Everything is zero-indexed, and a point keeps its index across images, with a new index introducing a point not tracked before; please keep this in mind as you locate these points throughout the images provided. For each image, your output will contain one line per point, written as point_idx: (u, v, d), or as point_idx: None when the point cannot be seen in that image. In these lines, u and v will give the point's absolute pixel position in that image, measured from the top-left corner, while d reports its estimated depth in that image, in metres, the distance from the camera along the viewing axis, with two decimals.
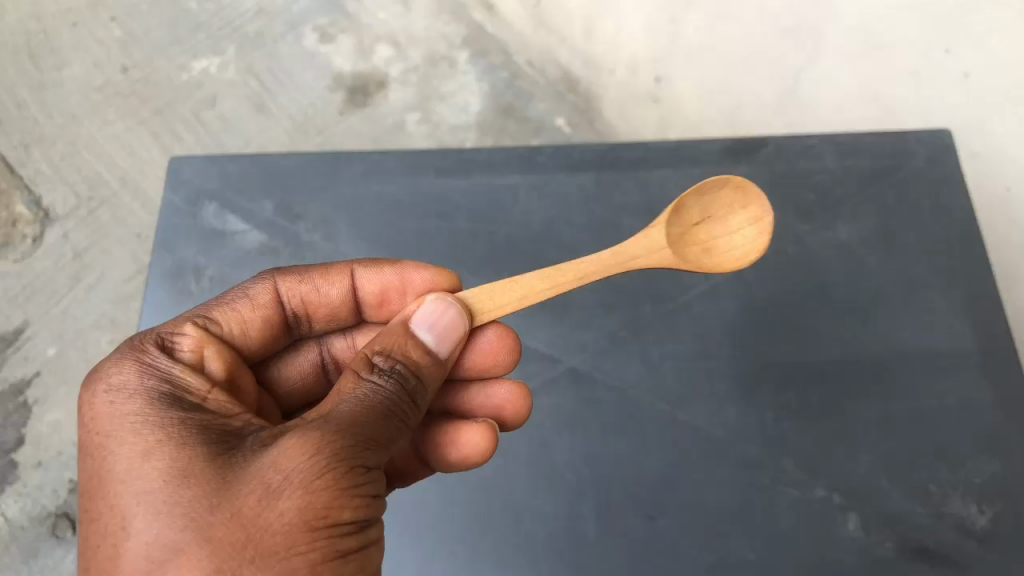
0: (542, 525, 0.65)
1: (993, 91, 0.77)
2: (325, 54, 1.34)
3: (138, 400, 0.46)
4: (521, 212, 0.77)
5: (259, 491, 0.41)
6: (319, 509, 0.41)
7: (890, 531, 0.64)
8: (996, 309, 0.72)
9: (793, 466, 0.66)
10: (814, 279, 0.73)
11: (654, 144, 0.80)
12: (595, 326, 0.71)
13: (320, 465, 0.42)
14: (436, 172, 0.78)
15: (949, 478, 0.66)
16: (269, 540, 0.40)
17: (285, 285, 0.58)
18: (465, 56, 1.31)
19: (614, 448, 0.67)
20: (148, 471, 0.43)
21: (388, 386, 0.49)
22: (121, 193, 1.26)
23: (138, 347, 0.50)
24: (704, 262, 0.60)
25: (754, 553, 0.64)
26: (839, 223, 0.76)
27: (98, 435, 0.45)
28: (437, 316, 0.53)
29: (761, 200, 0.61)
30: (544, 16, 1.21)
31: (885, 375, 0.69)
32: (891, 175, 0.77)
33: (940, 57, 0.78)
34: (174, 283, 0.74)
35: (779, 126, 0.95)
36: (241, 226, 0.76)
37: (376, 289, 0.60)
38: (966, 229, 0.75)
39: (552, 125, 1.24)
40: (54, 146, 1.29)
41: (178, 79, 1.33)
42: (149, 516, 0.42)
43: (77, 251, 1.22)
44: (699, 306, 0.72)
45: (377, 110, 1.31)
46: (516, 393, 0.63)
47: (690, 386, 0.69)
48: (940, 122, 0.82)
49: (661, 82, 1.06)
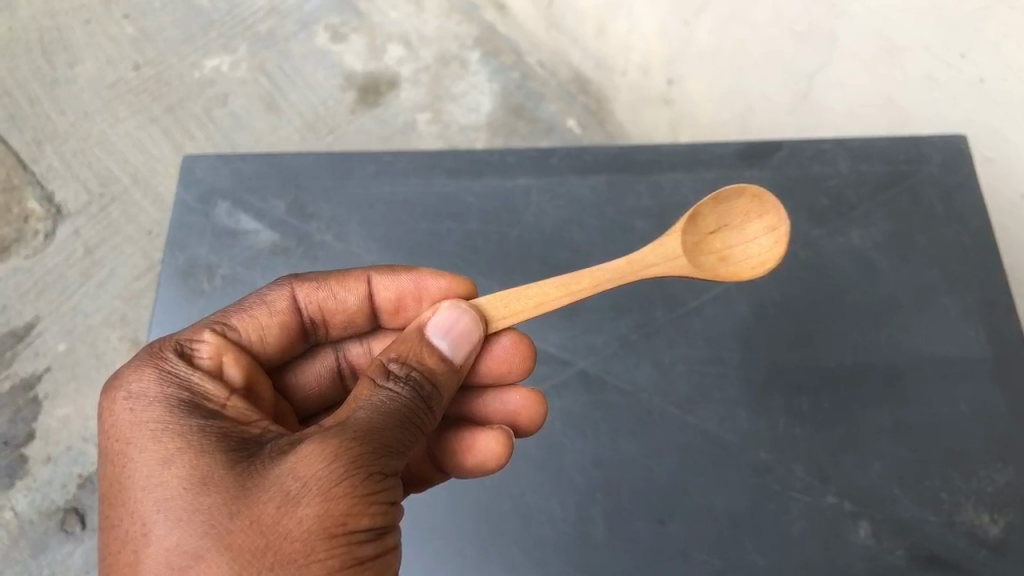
0: (552, 528, 0.65)
1: (1006, 98, 0.72)
2: (336, 53, 1.34)
3: (158, 407, 0.46)
4: (533, 213, 0.76)
5: (278, 498, 0.41)
6: (337, 517, 0.42)
7: (901, 539, 0.64)
8: (1009, 315, 0.71)
9: (804, 472, 0.66)
10: (827, 284, 0.73)
11: (666, 147, 0.79)
12: (606, 329, 0.71)
13: (339, 473, 0.42)
14: (448, 172, 0.78)
15: (961, 486, 0.65)
16: (289, 547, 0.40)
17: (302, 291, 0.58)
18: (477, 57, 1.32)
19: (624, 451, 0.67)
20: (168, 478, 0.43)
21: (405, 392, 0.49)
22: (132, 190, 1.26)
23: (158, 354, 0.50)
24: (720, 269, 0.60)
25: (763, 558, 0.64)
26: (853, 228, 0.75)
27: (119, 442, 0.45)
28: (451, 323, 0.53)
29: (778, 208, 0.60)
30: (556, 18, 1.22)
31: (897, 382, 0.69)
32: (905, 180, 0.77)
33: (955, 63, 0.73)
34: (186, 282, 0.73)
35: (791, 130, 0.94)
36: (254, 225, 0.76)
37: (392, 295, 0.60)
38: (980, 235, 0.75)
39: (564, 125, 1.27)
40: (67, 142, 1.29)
41: (190, 77, 1.34)
42: (169, 523, 0.42)
43: (88, 247, 1.23)
44: (710, 310, 0.72)
45: (388, 110, 1.31)
46: (531, 400, 0.62)
47: (701, 390, 0.69)
48: (954, 127, 0.79)
49: (672, 84, 1.07)
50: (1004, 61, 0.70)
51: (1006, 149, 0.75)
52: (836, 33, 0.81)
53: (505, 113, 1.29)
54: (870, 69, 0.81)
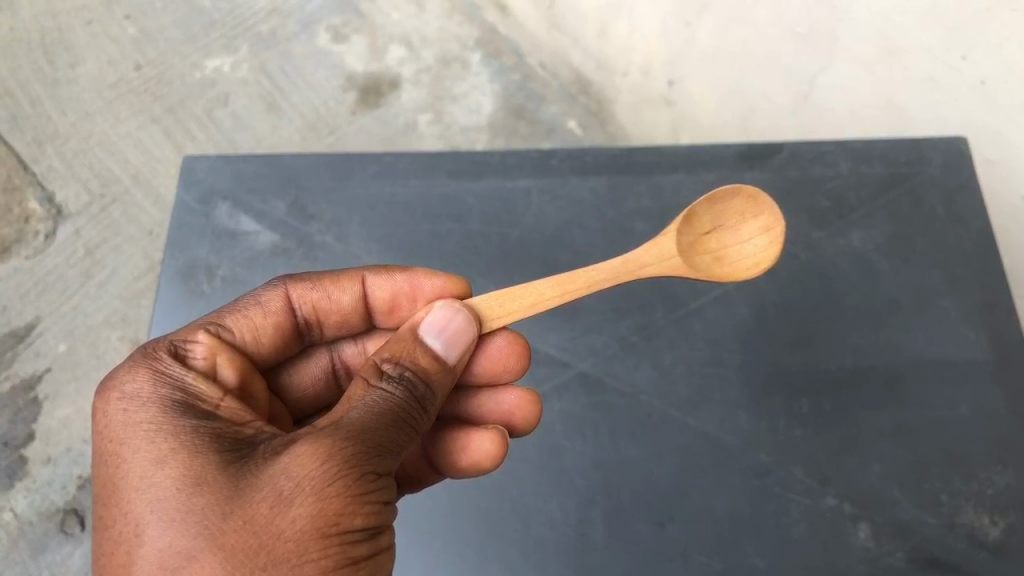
0: (551, 529, 0.65)
1: (1006, 100, 0.71)
2: (338, 54, 1.34)
3: (152, 408, 0.46)
4: (534, 214, 0.76)
5: (272, 498, 0.41)
6: (330, 516, 0.42)
7: (901, 541, 0.64)
8: (1010, 317, 0.71)
9: (804, 474, 0.66)
10: (827, 286, 0.73)
11: (666, 149, 0.79)
12: (606, 330, 0.71)
13: (332, 473, 0.42)
14: (448, 173, 0.78)
15: (961, 488, 0.65)
16: (282, 547, 0.40)
17: (297, 292, 0.58)
18: (478, 57, 1.32)
19: (624, 453, 0.67)
20: (162, 479, 0.43)
21: (398, 392, 0.49)
22: (132, 190, 1.26)
23: (151, 355, 0.50)
24: (715, 270, 0.59)
25: (763, 561, 0.64)
26: (853, 230, 0.75)
27: (113, 443, 0.45)
28: (445, 323, 0.53)
29: (773, 208, 0.60)
30: (557, 18, 1.22)
31: (897, 383, 0.69)
32: (906, 182, 0.77)
33: (956, 64, 0.73)
34: (186, 283, 0.74)
35: (792, 131, 0.94)
36: (254, 226, 0.76)
37: (387, 295, 0.60)
38: (981, 237, 0.75)
39: (564, 126, 1.27)
40: (68, 143, 1.29)
41: (191, 78, 1.34)
42: (163, 524, 0.42)
43: (89, 247, 1.23)
44: (711, 312, 0.72)
45: (389, 110, 1.31)
46: (525, 400, 0.62)
47: (701, 392, 0.69)
48: (955, 129, 0.79)
49: (673, 85, 1.07)
50: (1005, 63, 0.69)
51: (1007, 150, 0.74)
52: (837, 34, 0.81)
53: (506, 114, 1.29)
54: (871, 71, 0.81)
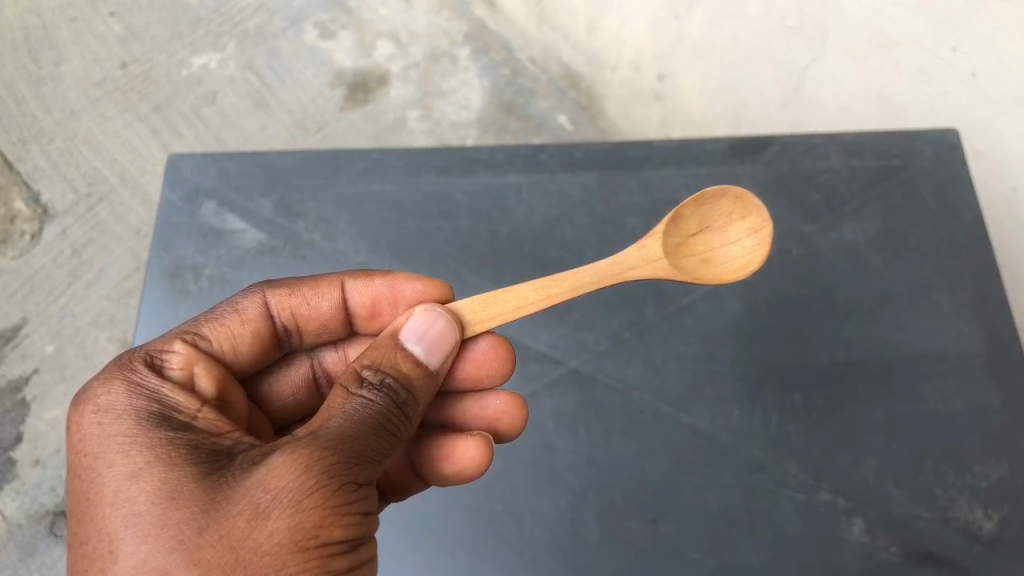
0: (544, 528, 0.65)
1: (997, 91, 0.75)
2: (325, 50, 1.33)
3: (127, 421, 0.45)
4: (523, 212, 0.76)
5: (249, 511, 0.41)
6: (309, 529, 0.41)
7: (894, 536, 0.64)
8: (1003, 309, 0.71)
9: (798, 469, 0.66)
10: (819, 280, 0.72)
11: (657, 143, 0.78)
12: (597, 327, 0.70)
13: (309, 484, 0.42)
14: (437, 171, 0.77)
15: (954, 481, 0.65)
16: (259, 561, 0.40)
17: (275, 299, 0.57)
18: (467, 53, 1.30)
19: (616, 449, 0.67)
20: (136, 493, 0.42)
21: (378, 399, 0.48)
22: (120, 189, 1.25)
23: (126, 366, 0.49)
24: (703, 273, 0.59)
25: (758, 557, 0.63)
26: (845, 223, 0.75)
27: (86, 457, 0.45)
28: (427, 327, 0.52)
29: (761, 210, 0.60)
30: (547, 14, 1.21)
31: (891, 378, 0.69)
32: (896, 175, 0.76)
33: (949, 56, 0.78)
34: (172, 283, 0.73)
35: (784, 125, 0.96)
36: (240, 225, 0.75)
37: (367, 300, 0.59)
38: (973, 230, 0.74)
39: (555, 122, 1.24)
40: (53, 142, 1.28)
41: (178, 75, 1.32)
42: (137, 540, 0.41)
43: (76, 248, 1.22)
44: (702, 307, 0.71)
45: (377, 107, 1.30)
46: (511, 403, 0.62)
47: (694, 388, 0.68)
48: (947, 122, 0.81)
49: (664, 80, 1.07)
50: (997, 54, 0.74)
51: (998, 142, 0.78)
52: (828, 28, 0.85)
53: (497, 110, 1.27)
54: (863, 63, 0.84)
